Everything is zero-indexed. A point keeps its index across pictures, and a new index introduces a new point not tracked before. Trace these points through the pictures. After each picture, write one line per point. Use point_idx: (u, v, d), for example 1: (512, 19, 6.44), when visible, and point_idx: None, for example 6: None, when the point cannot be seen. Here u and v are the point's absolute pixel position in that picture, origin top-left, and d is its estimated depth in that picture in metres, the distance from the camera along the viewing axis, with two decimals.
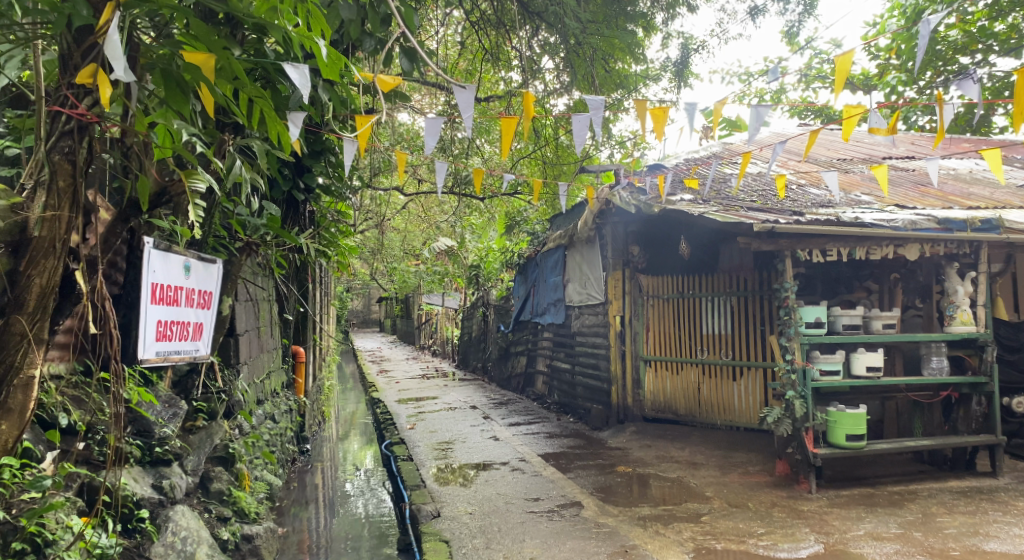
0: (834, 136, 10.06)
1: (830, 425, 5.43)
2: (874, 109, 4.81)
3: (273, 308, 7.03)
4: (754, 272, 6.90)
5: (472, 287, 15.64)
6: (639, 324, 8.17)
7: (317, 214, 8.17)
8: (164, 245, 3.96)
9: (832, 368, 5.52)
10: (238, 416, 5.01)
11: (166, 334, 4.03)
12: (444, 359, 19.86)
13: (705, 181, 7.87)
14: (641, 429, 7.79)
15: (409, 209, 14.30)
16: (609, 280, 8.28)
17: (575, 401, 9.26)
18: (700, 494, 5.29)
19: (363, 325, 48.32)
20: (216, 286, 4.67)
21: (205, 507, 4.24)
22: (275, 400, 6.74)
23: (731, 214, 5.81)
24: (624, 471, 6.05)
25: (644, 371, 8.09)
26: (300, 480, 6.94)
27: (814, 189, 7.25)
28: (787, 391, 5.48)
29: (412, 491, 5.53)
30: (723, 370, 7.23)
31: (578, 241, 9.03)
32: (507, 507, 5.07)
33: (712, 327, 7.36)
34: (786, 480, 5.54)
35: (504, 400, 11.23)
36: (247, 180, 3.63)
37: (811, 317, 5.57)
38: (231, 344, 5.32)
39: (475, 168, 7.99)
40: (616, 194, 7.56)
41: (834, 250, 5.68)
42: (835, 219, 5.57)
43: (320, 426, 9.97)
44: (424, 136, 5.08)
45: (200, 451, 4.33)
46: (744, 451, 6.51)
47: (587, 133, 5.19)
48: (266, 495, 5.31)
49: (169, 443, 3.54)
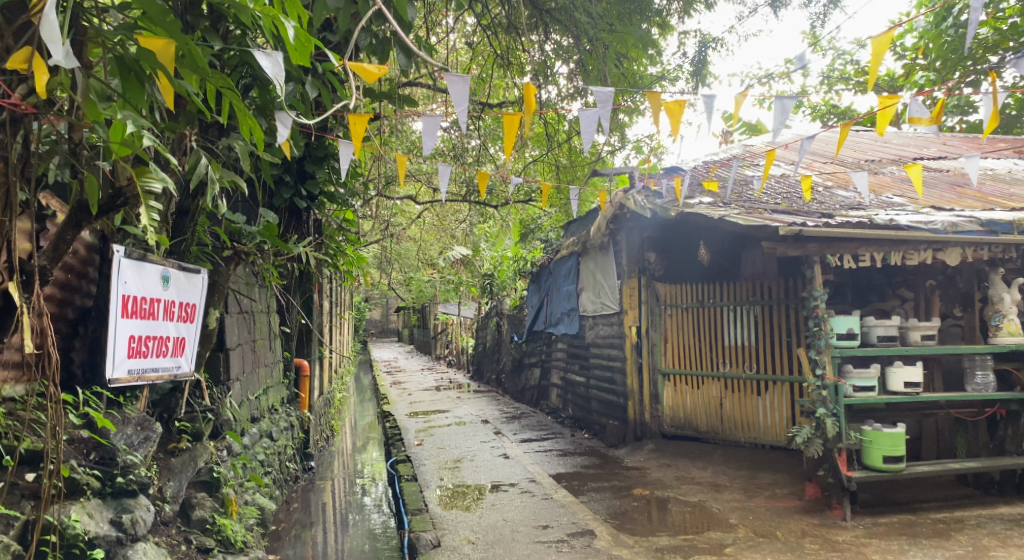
0: (861, 138, 9.61)
1: (864, 446, 4.99)
2: (913, 96, 4.39)
3: (271, 321, 6.73)
4: (779, 279, 6.49)
5: (486, 297, 15.32)
6: (657, 335, 7.75)
7: (321, 222, 7.91)
8: (139, 254, 3.70)
9: (867, 384, 5.09)
10: (226, 437, 4.69)
11: (140, 351, 3.77)
12: (459, 370, 19.51)
13: (726, 184, 7.48)
14: (659, 446, 7.36)
15: (422, 219, 14.04)
16: (624, 288, 7.90)
17: (590, 416, 8.87)
18: (724, 521, 4.86)
19: (380, 335, 48.19)
20: (200, 297, 4.38)
21: (184, 537, 3.94)
22: (274, 417, 6.44)
23: (754, 217, 5.43)
24: (641, 495, 5.63)
25: (662, 385, 7.68)
26: (301, 500, 6.60)
27: (842, 191, 6.82)
28: (818, 409, 5.04)
29: (412, 516, 5.16)
30: (746, 385, 6.81)
31: (592, 248, 8.65)
32: (513, 536, 4.69)
33: (734, 337, 6.94)
34: (818, 506, 5.09)
35: (517, 414, 10.87)
36: (217, 181, 3.33)
37: (843, 328, 5.14)
38: (220, 359, 5.02)
39: (480, 171, 7.60)
40: (631, 198, 7.18)
41: (867, 255, 5.26)
42: (867, 222, 5.17)
43: (327, 441, 9.66)
44: (422, 136, 4.72)
45: (181, 476, 4.10)
46: (771, 472, 6.08)
47: (597, 131, 4.83)
48: (259, 521, 4.98)
49: (132, 472, 3.20)
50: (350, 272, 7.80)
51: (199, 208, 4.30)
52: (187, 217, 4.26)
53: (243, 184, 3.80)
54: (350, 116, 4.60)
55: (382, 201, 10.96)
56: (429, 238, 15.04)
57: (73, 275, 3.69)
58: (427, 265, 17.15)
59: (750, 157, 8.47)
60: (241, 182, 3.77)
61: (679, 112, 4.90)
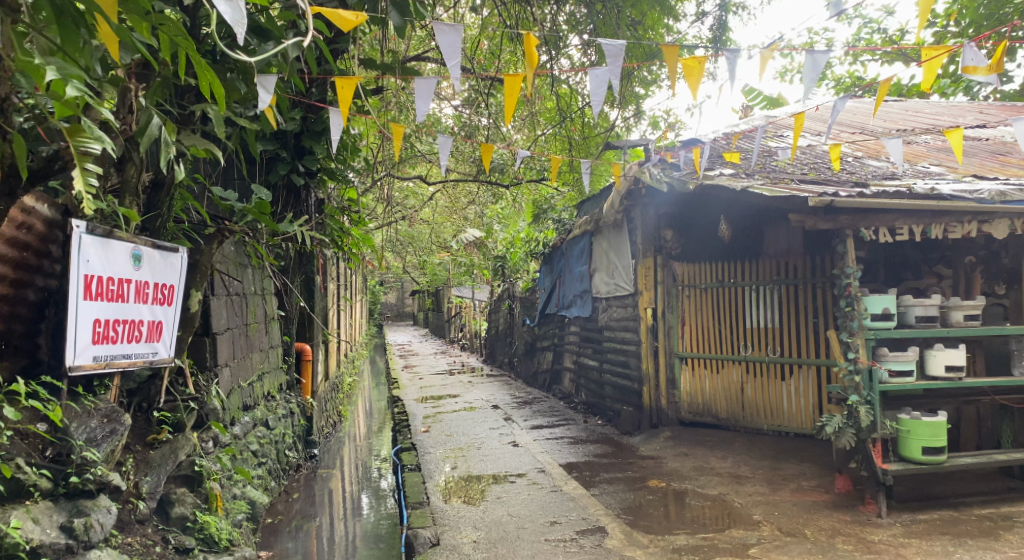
0: (892, 108, 9.06)
1: (901, 436, 4.59)
2: (969, 43, 3.97)
3: (267, 303, 6.43)
4: (806, 257, 6.13)
5: (499, 279, 14.97)
6: (673, 318, 7.35)
7: (323, 202, 7.57)
8: (104, 231, 3.40)
9: (904, 368, 4.66)
10: (211, 428, 4.39)
11: (107, 336, 3.46)
12: (472, 353, 19.20)
13: (749, 156, 7.03)
14: (677, 434, 6.97)
15: (434, 200, 13.67)
16: (639, 268, 7.46)
17: (603, 401, 8.50)
18: (747, 518, 4.49)
19: (395, 319, 48.16)
20: (179, 279, 4.07)
21: (161, 537, 3.66)
22: (270, 404, 6.15)
23: (780, 188, 5.05)
24: (656, 487, 5.28)
25: (679, 369, 7.29)
26: (302, 491, 6.31)
27: (873, 160, 6.36)
28: (850, 396, 4.66)
29: (412, 511, 4.84)
30: (770, 369, 6.45)
31: (604, 226, 8.24)
32: (518, 533, 4.35)
33: (757, 319, 6.58)
34: (849, 500, 4.70)
35: (529, 399, 10.54)
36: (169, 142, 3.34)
37: (878, 307, 4.71)
38: (206, 344, 4.70)
39: (484, 143, 7.12)
40: (646, 171, 6.73)
41: (905, 229, 4.84)
42: (905, 191, 4.75)
43: (334, 427, 9.39)
44: (415, 100, 4.31)
45: (159, 470, 3.85)
46: (796, 462, 5.70)
47: (608, 92, 4.40)
48: (249, 516, 4.68)
49: (89, 470, 2.89)
50: (353, 253, 7.47)
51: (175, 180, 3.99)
52: (162, 191, 3.95)
53: (218, 152, 3.92)
54: (337, 79, 4.24)
55: (388, 181, 10.61)
56: (440, 220, 14.69)
57: (30, 253, 3.32)
58: (439, 247, 16.79)
59: (772, 130, 7.99)
60: (216, 151, 3.87)
61: (700, 74, 4.49)
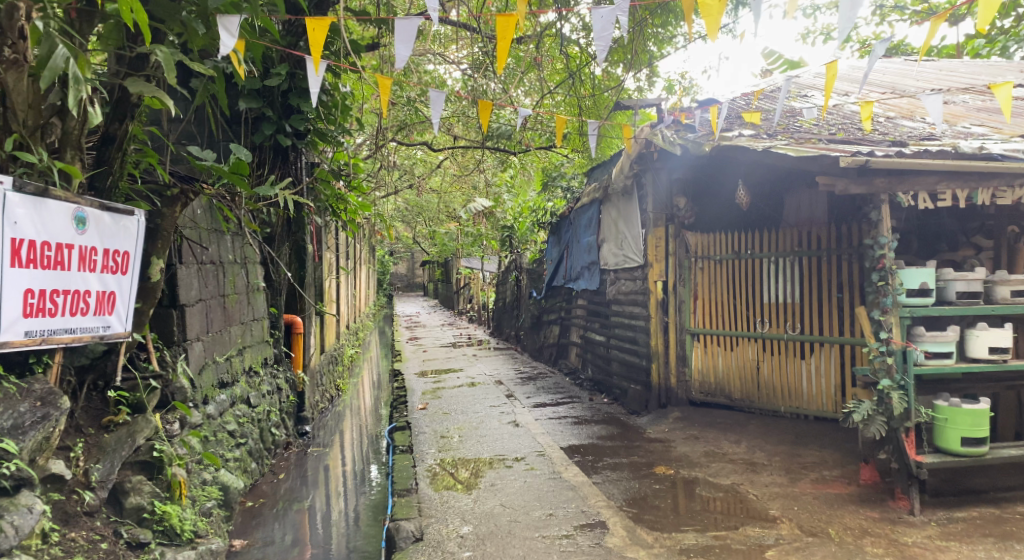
0: (925, 69, 8.43)
1: (937, 425, 4.15)
2: None
3: (250, 272, 6.03)
4: (829, 227, 5.69)
5: (507, 251, 14.50)
6: (685, 291, 6.86)
7: (314, 165, 7.13)
8: (35, 189, 2.95)
9: (942, 349, 4.20)
10: (176, 409, 4.02)
11: (43, 309, 3.02)
12: (480, 326, 18.81)
13: (770, 116, 6.52)
14: (686, 415, 6.55)
15: (442, 168, 13.16)
16: (649, 238, 6.90)
17: (610, 378, 8.08)
18: (763, 513, 4.08)
19: (406, 289, 47.85)
20: (137, 246, 3.63)
21: (113, 531, 3.28)
22: (252, 380, 5.79)
23: (808, 148, 4.59)
24: (664, 474, 4.89)
25: (690, 346, 6.82)
26: (290, 470, 5.93)
27: (907, 120, 5.80)
28: (880, 380, 4.23)
29: (398, 499, 4.48)
30: (788, 347, 6.03)
31: (614, 194, 7.72)
32: (510, 528, 3.96)
33: (775, 293, 6.11)
34: (877, 494, 4.29)
35: (534, 373, 10.18)
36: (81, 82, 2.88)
37: (915, 282, 4.24)
38: (173, 317, 4.29)
39: (481, 99, 6.33)
40: (659, 133, 6.18)
41: (947, 193, 4.34)
42: (949, 150, 4.27)
43: (331, 402, 9.05)
44: (395, 44, 3.83)
45: (113, 457, 3.48)
46: (816, 449, 5.29)
47: (613, 37, 3.93)
48: (221, 502, 4.32)
49: (4, 465, 2.68)
50: (348, 221, 7.07)
51: (128, 134, 3.55)
52: (112, 147, 3.52)
53: (170, 103, 3.39)
54: (308, 20, 3.77)
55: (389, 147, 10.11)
56: (447, 189, 14.18)
57: None
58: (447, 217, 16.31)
59: (796, 90, 7.42)
60: (166, 100, 3.36)
61: (720, 16, 3.92)
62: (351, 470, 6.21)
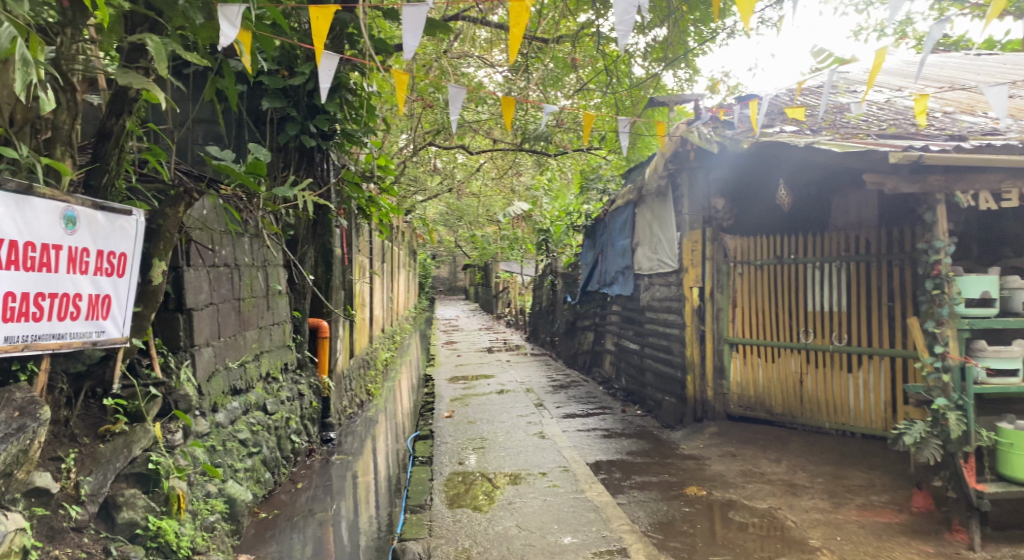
0: (989, 62, 7.84)
1: (1001, 450, 3.72)
2: None
3: (270, 276, 5.92)
4: (879, 230, 5.30)
5: (543, 254, 14.22)
6: (723, 298, 6.47)
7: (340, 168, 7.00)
8: (17, 186, 2.82)
9: (1006, 366, 3.78)
10: (179, 418, 3.88)
11: (26, 313, 2.88)
12: (517, 330, 18.52)
13: (815, 112, 6.11)
14: (724, 430, 6.18)
15: (480, 172, 12.95)
16: (684, 243, 6.58)
17: (644, 389, 7.73)
18: (802, 543, 3.72)
19: (448, 292, 47.95)
20: (135, 248, 3.49)
21: (102, 548, 3.13)
22: (270, 386, 5.67)
23: (855, 143, 4.22)
24: (694, 495, 4.55)
25: (729, 357, 6.43)
26: (309, 479, 5.77)
27: (967, 114, 5.33)
28: (935, 399, 3.83)
29: (409, 516, 4.26)
30: (834, 359, 5.60)
31: (648, 195, 7.38)
32: (523, 553, 3.70)
33: (819, 301, 5.71)
34: (930, 525, 3.89)
35: (567, 382, 9.88)
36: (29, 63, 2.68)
37: (975, 291, 3.83)
38: (180, 322, 4.16)
39: (506, 96, 6.06)
40: (694, 131, 5.82)
41: (1013, 192, 3.93)
42: (1015, 145, 3.84)
43: (362, 408, 8.92)
44: (403, 33, 3.62)
45: (105, 468, 3.34)
46: (863, 470, 4.88)
47: (636, 20, 3.62)
48: (227, 515, 4.17)
49: None
50: (378, 224, 6.93)
51: (126, 130, 3.42)
52: (109, 142, 3.38)
53: (162, 96, 3.22)
54: (311, 7, 3.57)
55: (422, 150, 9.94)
56: (485, 193, 13.96)
57: None
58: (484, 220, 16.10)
59: (844, 85, 6.97)
60: (156, 91, 3.18)
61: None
62: (375, 479, 6.03)
